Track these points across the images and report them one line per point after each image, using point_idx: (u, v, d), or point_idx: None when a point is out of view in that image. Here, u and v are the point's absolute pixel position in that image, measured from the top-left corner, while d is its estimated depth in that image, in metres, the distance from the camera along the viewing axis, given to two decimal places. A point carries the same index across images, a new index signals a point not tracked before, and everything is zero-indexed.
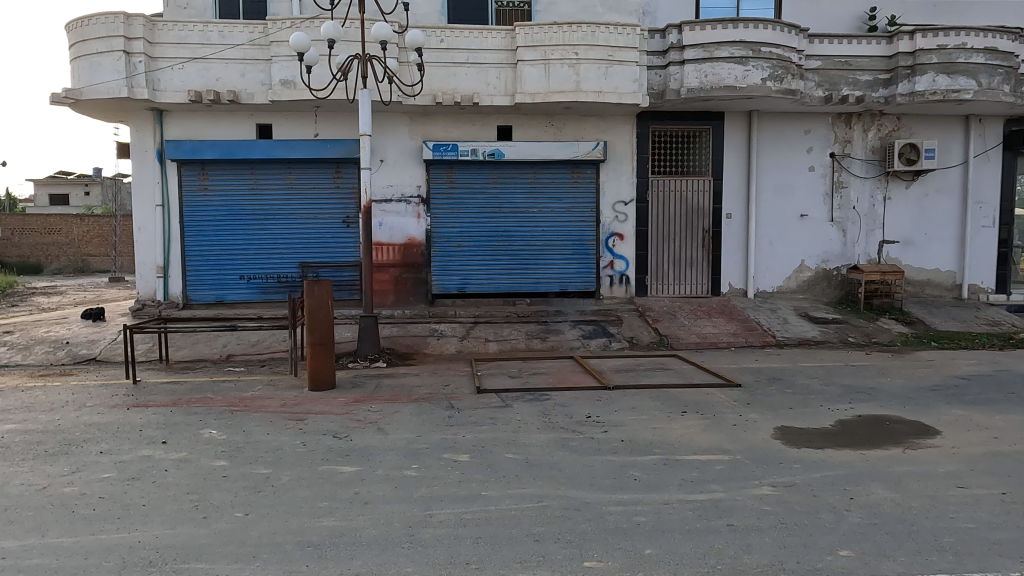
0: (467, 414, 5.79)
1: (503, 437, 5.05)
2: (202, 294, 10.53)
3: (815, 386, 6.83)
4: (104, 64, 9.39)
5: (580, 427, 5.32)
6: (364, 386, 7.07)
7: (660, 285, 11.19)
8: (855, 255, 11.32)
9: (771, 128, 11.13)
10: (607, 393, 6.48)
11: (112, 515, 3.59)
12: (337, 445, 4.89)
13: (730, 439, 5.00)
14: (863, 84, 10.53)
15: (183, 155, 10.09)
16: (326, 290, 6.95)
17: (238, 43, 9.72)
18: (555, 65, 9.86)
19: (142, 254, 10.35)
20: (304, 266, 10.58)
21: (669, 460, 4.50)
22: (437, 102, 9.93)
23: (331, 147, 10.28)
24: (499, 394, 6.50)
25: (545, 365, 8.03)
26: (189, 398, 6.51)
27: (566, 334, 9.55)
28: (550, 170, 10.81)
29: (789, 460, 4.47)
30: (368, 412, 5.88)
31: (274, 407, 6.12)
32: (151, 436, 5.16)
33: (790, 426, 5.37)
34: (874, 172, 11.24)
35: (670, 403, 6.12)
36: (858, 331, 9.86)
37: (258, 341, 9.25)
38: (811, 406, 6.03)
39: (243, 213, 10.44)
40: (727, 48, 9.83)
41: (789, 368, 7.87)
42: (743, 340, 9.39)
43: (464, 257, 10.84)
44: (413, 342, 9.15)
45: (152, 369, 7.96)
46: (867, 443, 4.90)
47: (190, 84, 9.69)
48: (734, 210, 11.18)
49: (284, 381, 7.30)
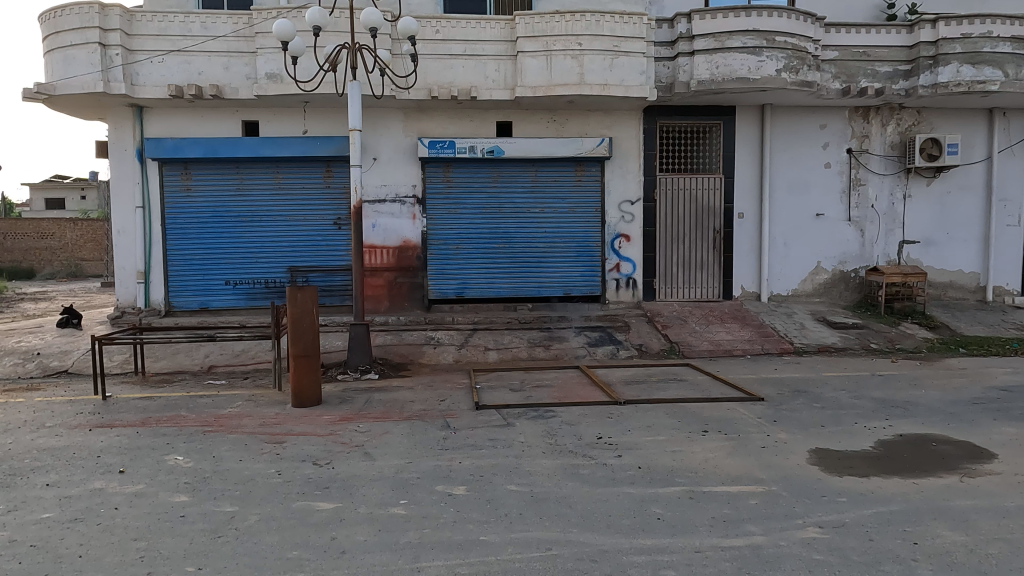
0: (463, 434, 5.21)
1: (505, 464, 4.48)
2: (185, 301, 9.96)
3: (844, 400, 6.25)
4: (79, 57, 8.82)
5: (591, 451, 4.74)
6: (353, 400, 6.50)
7: (669, 289, 10.61)
8: (874, 256, 10.75)
9: (784, 123, 10.57)
10: (618, 409, 5.90)
11: (37, 572, 3.01)
12: (316, 474, 4.31)
13: (761, 465, 4.42)
14: (883, 76, 9.98)
15: (164, 153, 9.54)
16: (311, 297, 6.36)
17: (222, 34, 9.17)
18: (558, 56, 9.30)
19: (121, 259, 9.77)
20: (293, 270, 10.03)
21: (695, 492, 3.93)
22: (432, 96, 9.35)
23: (321, 144, 9.71)
24: (500, 411, 5.92)
25: (549, 376, 7.46)
26: (159, 417, 5.93)
27: (571, 342, 8.97)
28: (553, 168, 10.24)
29: (833, 492, 3.91)
30: (354, 433, 5.30)
31: (252, 428, 5.54)
32: (107, 465, 4.58)
33: (827, 448, 4.80)
34: (893, 169, 10.68)
35: (689, 420, 5.55)
36: (880, 336, 9.31)
37: (243, 350, 8.68)
38: (845, 423, 5.45)
39: (228, 215, 9.89)
40: (739, 37, 9.27)
41: (813, 379, 7.28)
42: (759, 347, 8.84)
43: (463, 261, 10.27)
44: (408, 352, 8.58)
45: (125, 383, 7.39)
46: (918, 469, 4.32)
47: (170, 78, 9.12)
48: (746, 210, 10.62)
49: (267, 397, 6.72)
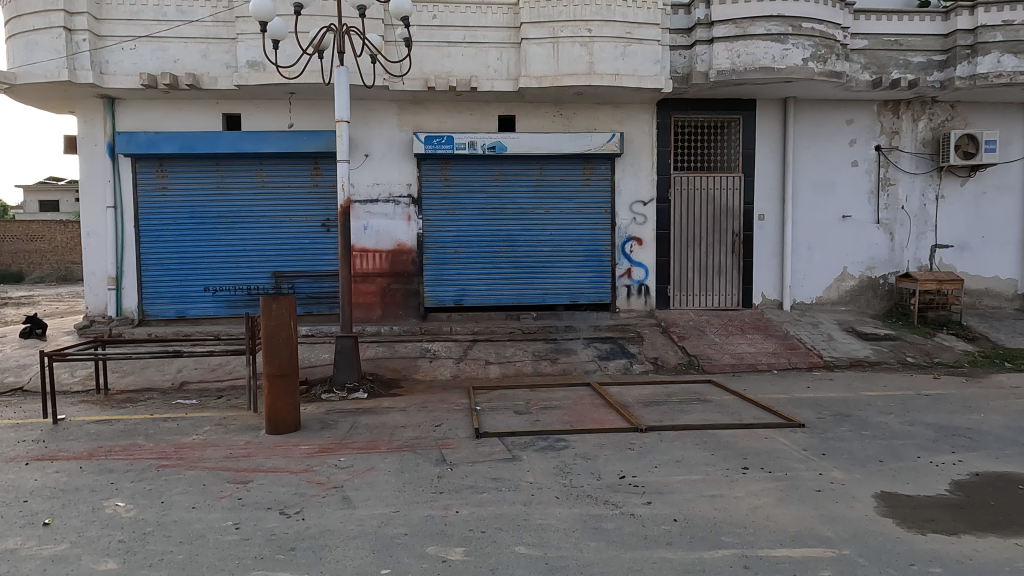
0: (461, 472, 4.42)
1: (512, 515, 3.69)
2: (161, 309, 9.19)
3: (896, 427, 5.46)
4: (42, 43, 8.05)
5: (613, 496, 3.96)
6: (336, 425, 5.71)
7: (684, 296, 9.84)
8: (904, 261, 10.00)
9: (808, 118, 9.83)
10: (640, 439, 5.12)
11: None
12: (282, 530, 3.53)
13: (821, 518, 3.64)
14: (915, 67, 9.26)
15: (137, 149, 8.77)
16: (287, 308, 5.56)
17: (199, 19, 8.42)
18: (565, 44, 8.54)
19: (91, 264, 8.97)
20: (278, 275, 9.27)
21: (751, 558, 3.15)
22: (429, 87, 8.62)
23: (308, 139, 8.93)
24: (504, 440, 5.14)
25: (558, 396, 6.68)
26: (111, 446, 5.14)
27: (580, 355, 8.20)
28: (559, 166, 9.49)
29: (923, 560, 3.13)
30: (333, 470, 4.51)
31: (215, 461, 4.76)
32: (31, 514, 3.79)
33: (894, 492, 4.02)
34: (925, 167, 9.94)
35: (723, 453, 4.77)
36: (916, 349, 8.55)
37: (220, 365, 7.90)
38: (907, 457, 4.67)
39: (208, 216, 9.13)
40: (763, 24, 8.51)
41: (854, 399, 6.50)
42: (785, 361, 8.07)
43: (462, 266, 9.50)
44: (401, 366, 7.81)
45: (84, 404, 6.60)
46: (1015, 524, 3.54)
47: (143, 67, 8.37)
48: (767, 211, 9.87)
49: (239, 420, 5.94)
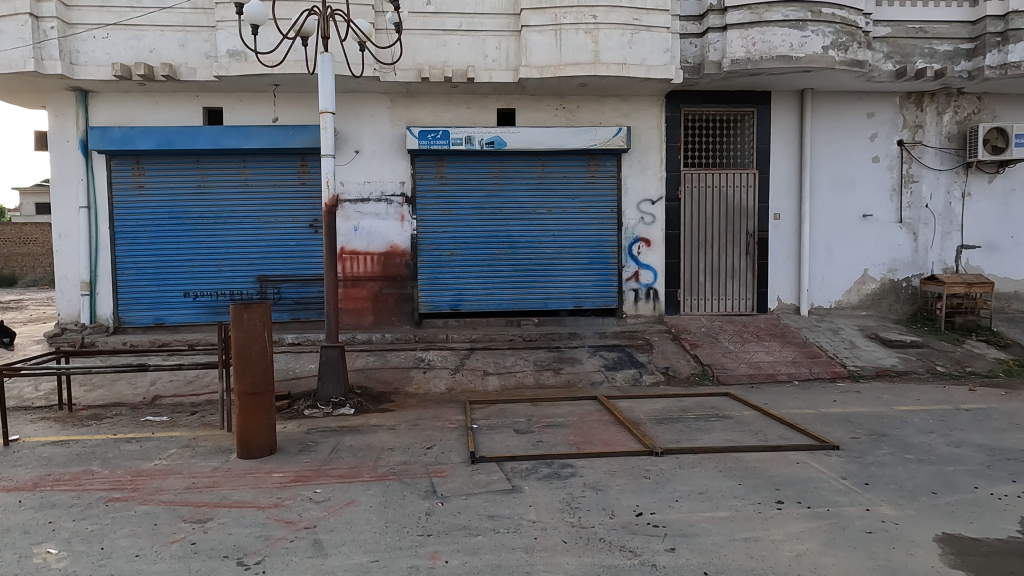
0: (453, 508, 3.84)
1: (512, 566, 3.11)
2: (138, 315, 8.62)
3: (941, 450, 4.87)
4: (5, 31, 7.47)
5: (631, 540, 3.37)
6: (316, 448, 5.13)
7: (696, 301, 9.26)
8: (928, 263, 9.43)
9: (826, 111, 9.27)
10: (657, 466, 4.53)
11: None
12: None
13: (879, 570, 3.05)
14: (942, 56, 8.67)
15: (111, 145, 8.20)
16: (260, 317, 4.98)
17: (176, 5, 7.88)
18: (569, 31, 7.95)
19: (63, 267, 8.41)
20: (263, 279, 8.70)
21: None
22: (423, 78, 8.06)
23: (293, 134, 8.37)
24: (503, 466, 4.56)
25: (562, 412, 6.10)
26: (60, 475, 4.55)
27: (585, 364, 7.62)
28: (562, 162, 8.92)
29: None
30: (307, 505, 3.93)
31: (173, 493, 4.18)
32: None
33: (959, 535, 3.43)
34: (950, 163, 9.37)
35: (753, 483, 4.19)
36: (946, 357, 7.96)
37: (197, 376, 7.32)
38: (963, 488, 4.09)
39: (187, 217, 8.57)
40: (779, 9, 7.95)
41: (888, 415, 5.91)
42: (806, 371, 7.49)
43: (459, 269, 8.92)
44: (393, 378, 7.23)
45: (44, 422, 6.02)
46: None
47: (116, 57, 7.82)
48: (783, 211, 9.29)
49: (210, 442, 5.36)
